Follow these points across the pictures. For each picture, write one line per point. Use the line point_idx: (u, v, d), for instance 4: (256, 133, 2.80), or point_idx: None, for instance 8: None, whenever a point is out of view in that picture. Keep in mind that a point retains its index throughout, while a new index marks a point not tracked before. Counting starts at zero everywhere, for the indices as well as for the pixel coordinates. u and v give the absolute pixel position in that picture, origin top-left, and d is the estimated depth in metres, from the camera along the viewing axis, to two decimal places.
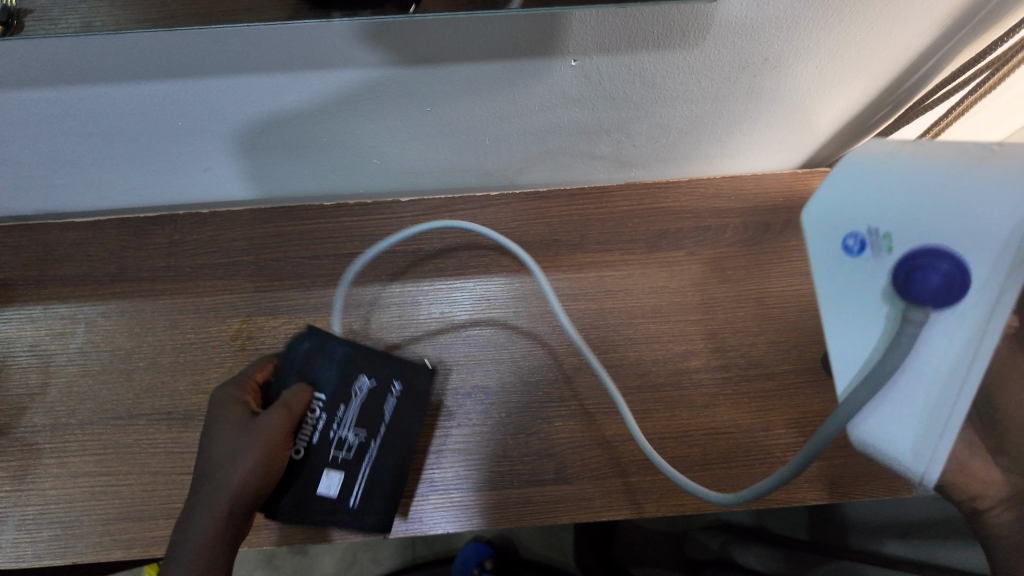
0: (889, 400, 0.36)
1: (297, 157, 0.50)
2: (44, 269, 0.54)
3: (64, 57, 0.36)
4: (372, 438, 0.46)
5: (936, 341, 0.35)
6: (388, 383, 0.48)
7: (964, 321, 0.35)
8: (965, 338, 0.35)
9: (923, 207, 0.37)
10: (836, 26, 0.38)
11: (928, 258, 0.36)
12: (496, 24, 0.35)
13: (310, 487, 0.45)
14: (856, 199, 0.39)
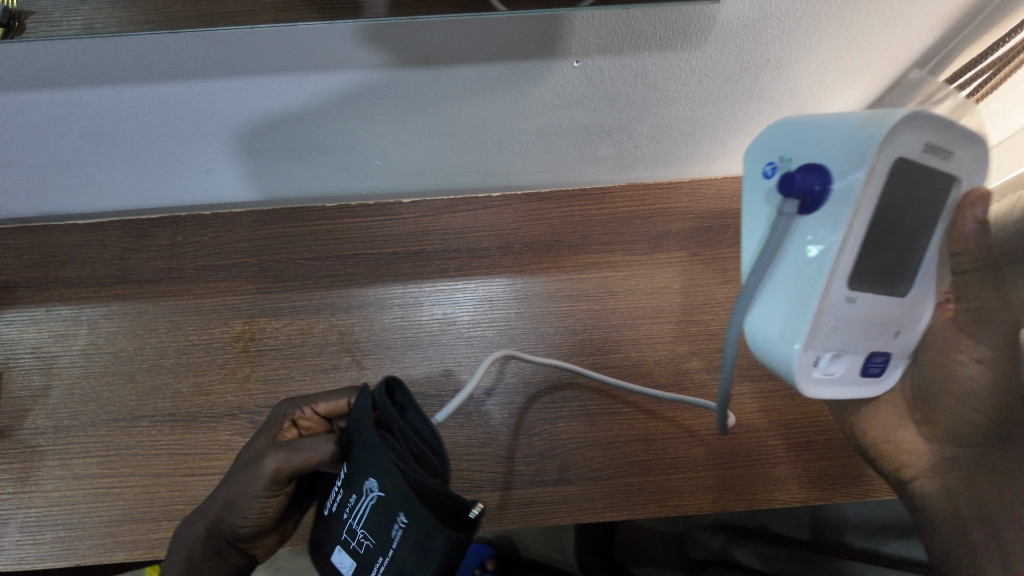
0: (762, 302, 0.35)
1: (299, 158, 0.50)
2: (47, 271, 0.54)
3: (64, 58, 0.36)
4: (380, 553, 0.34)
5: (798, 246, 0.33)
6: (399, 511, 0.34)
7: (823, 228, 0.32)
8: (812, 248, 0.32)
9: (815, 133, 0.34)
10: (837, 27, 0.38)
11: (802, 170, 0.33)
12: (497, 25, 0.36)
13: (328, 551, 0.38)
14: (782, 134, 0.36)
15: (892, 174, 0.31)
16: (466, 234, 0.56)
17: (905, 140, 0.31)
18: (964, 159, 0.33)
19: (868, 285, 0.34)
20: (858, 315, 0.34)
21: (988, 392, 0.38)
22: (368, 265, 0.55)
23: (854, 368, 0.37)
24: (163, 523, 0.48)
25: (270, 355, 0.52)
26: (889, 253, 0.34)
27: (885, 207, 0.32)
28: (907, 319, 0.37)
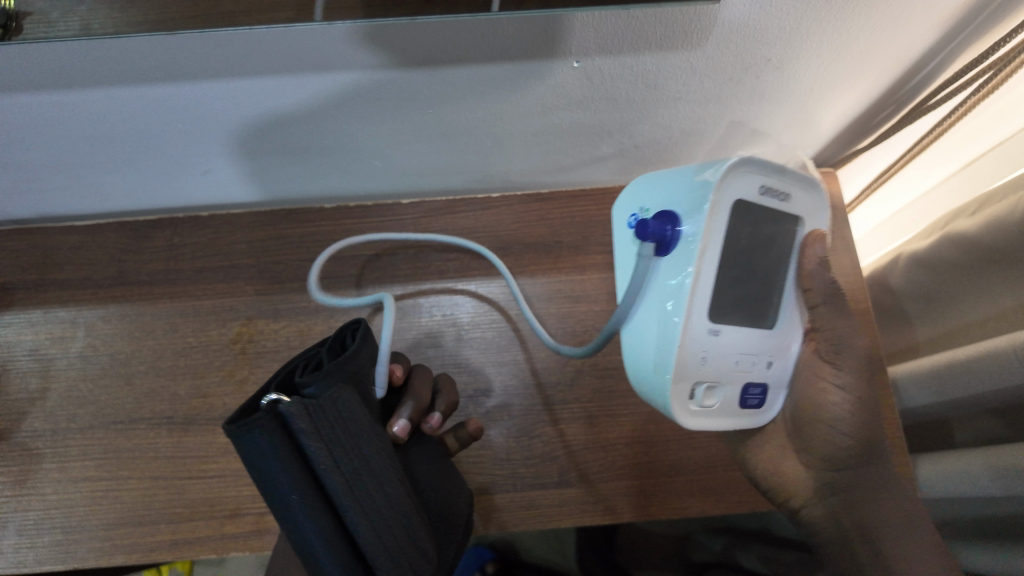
0: (638, 335, 0.41)
1: (297, 159, 0.50)
2: (44, 273, 0.53)
3: (63, 60, 0.36)
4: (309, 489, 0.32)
5: (661, 282, 0.40)
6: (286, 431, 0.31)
7: (678, 265, 0.38)
8: (669, 284, 0.39)
9: (674, 190, 0.41)
10: (839, 27, 0.38)
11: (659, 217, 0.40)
12: (499, 26, 0.35)
13: None
14: (656, 192, 0.43)
15: (733, 213, 0.38)
16: (465, 235, 0.56)
17: (739, 186, 0.38)
18: (799, 202, 0.42)
19: (735, 318, 0.40)
20: (726, 348, 0.40)
21: (849, 417, 0.46)
22: (367, 267, 0.54)
23: (733, 397, 0.42)
24: (163, 527, 0.48)
25: (268, 357, 0.52)
26: (750, 288, 0.41)
27: (733, 244, 0.39)
28: (776, 347, 0.43)
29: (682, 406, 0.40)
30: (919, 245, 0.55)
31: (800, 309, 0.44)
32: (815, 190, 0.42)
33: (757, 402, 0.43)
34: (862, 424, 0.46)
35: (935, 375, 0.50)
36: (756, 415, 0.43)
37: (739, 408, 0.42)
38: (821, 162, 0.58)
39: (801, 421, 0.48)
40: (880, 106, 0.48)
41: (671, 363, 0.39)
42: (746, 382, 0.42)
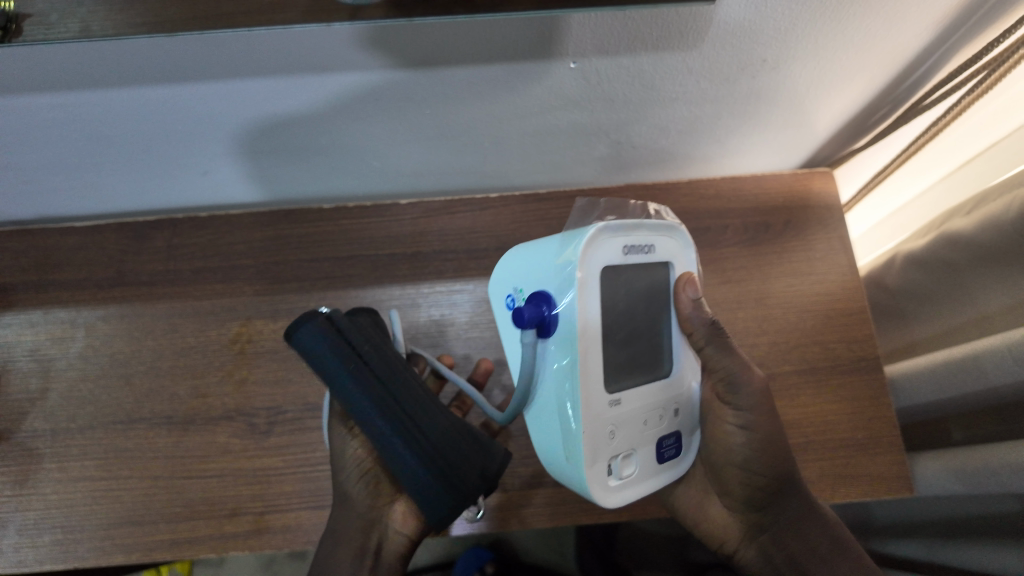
0: (546, 421, 0.40)
1: (296, 159, 0.50)
2: (42, 273, 0.53)
3: (64, 63, 0.36)
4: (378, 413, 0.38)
5: (552, 367, 0.39)
6: None
7: (565, 349, 0.37)
8: (563, 366, 0.38)
9: (538, 264, 0.40)
10: (835, 28, 0.38)
11: (533, 300, 0.38)
12: (496, 27, 0.35)
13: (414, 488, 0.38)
14: (520, 265, 0.42)
15: (604, 280, 0.38)
16: (464, 235, 0.55)
17: (604, 253, 0.38)
18: (664, 248, 0.42)
19: (631, 381, 0.40)
20: (629, 415, 0.40)
21: (755, 450, 0.45)
22: (366, 267, 0.54)
23: (649, 458, 0.42)
24: (162, 526, 0.48)
25: (267, 357, 0.52)
26: (637, 344, 0.41)
27: (609, 309, 0.39)
28: (679, 394, 0.43)
29: (608, 491, 0.39)
30: (916, 244, 0.55)
31: (687, 350, 0.45)
32: (676, 233, 0.43)
33: (674, 451, 0.43)
34: (768, 460, 0.45)
35: (931, 372, 0.50)
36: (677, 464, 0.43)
37: (658, 464, 0.42)
38: (818, 162, 0.58)
39: (714, 464, 0.48)
40: (877, 105, 0.48)
41: (590, 453, 0.38)
42: (656, 438, 0.42)
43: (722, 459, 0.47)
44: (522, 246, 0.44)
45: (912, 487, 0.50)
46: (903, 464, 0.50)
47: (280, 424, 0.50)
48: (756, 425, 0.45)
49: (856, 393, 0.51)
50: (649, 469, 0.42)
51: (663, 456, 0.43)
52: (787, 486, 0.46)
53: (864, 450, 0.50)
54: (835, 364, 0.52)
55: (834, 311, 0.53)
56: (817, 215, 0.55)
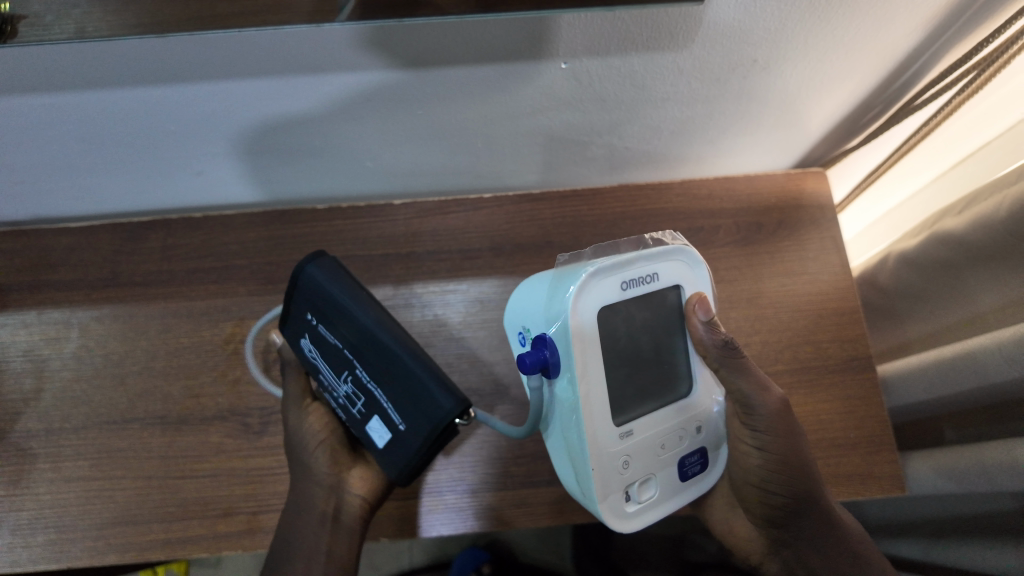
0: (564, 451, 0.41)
1: (289, 160, 0.50)
2: (37, 273, 0.53)
3: (57, 64, 0.36)
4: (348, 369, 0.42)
5: (562, 403, 0.39)
6: (306, 322, 0.43)
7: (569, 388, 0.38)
8: (569, 403, 0.39)
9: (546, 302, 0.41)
10: (824, 28, 0.38)
11: (538, 341, 0.39)
12: (487, 28, 0.36)
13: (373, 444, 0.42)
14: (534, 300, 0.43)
15: (603, 320, 0.38)
16: (457, 236, 0.55)
17: (599, 293, 0.38)
18: (670, 272, 0.41)
19: (645, 407, 0.41)
20: (642, 445, 0.40)
21: (772, 472, 0.44)
22: (359, 267, 0.55)
23: (669, 478, 0.42)
24: (156, 526, 0.48)
25: (260, 357, 0.52)
26: (647, 371, 0.41)
27: (612, 342, 0.39)
28: (697, 413, 0.43)
29: (625, 516, 0.40)
30: (907, 243, 0.55)
31: (705, 372, 0.44)
32: (683, 252, 0.41)
33: (699, 467, 0.43)
34: (787, 480, 0.44)
35: (922, 372, 0.50)
36: (702, 478, 0.44)
37: (682, 481, 0.43)
38: (811, 162, 0.58)
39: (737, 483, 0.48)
40: (868, 105, 0.48)
41: (603, 484, 0.39)
42: (677, 459, 0.42)
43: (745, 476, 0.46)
44: (538, 275, 0.45)
45: (904, 486, 0.50)
46: (896, 463, 0.50)
47: (273, 424, 0.50)
48: (776, 449, 0.43)
49: (848, 392, 0.51)
50: (669, 492, 0.42)
51: (687, 475, 0.43)
52: (809, 507, 0.45)
53: (857, 449, 0.50)
54: (827, 363, 0.52)
55: (827, 310, 0.53)
56: (810, 215, 0.55)
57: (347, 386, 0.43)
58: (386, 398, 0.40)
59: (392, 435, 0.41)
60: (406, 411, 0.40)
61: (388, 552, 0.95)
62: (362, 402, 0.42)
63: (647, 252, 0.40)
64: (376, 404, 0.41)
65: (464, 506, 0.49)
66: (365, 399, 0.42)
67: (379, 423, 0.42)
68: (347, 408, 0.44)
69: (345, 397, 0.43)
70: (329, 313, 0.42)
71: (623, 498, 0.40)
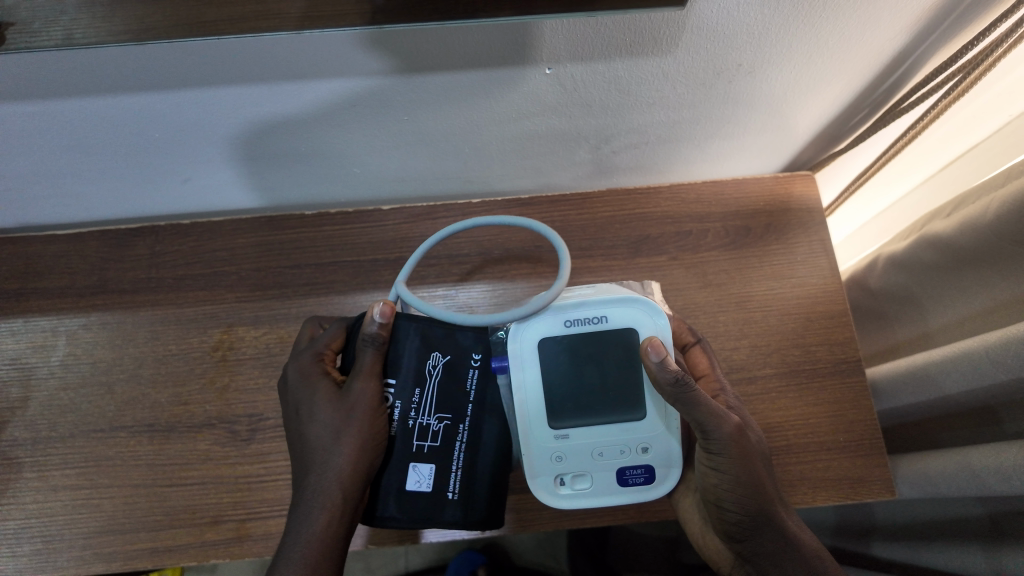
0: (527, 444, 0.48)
1: (276, 167, 0.50)
2: (25, 281, 0.53)
3: (40, 73, 0.36)
4: (457, 421, 0.45)
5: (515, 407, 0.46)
6: (466, 358, 0.45)
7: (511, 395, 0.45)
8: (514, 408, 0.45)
9: None
10: (806, 32, 0.38)
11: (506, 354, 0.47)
12: (468, 34, 0.36)
13: (401, 482, 0.44)
14: None
15: (543, 347, 0.44)
16: (447, 241, 0.55)
17: (540, 324, 0.44)
18: (623, 316, 0.44)
19: (588, 419, 0.44)
20: (578, 446, 0.44)
21: (734, 487, 0.43)
22: (347, 273, 0.54)
23: (607, 481, 0.45)
24: (143, 535, 0.48)
25: (248, 364, 0.51)
26: (597, 395, 0.44)
27: (555, 369, 0.44)
28: (646, 434, 0.45)
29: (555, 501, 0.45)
30: (896, 246, 0.55)
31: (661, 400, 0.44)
32: (640, 301, 0.44)
33: (641, 479, 0.45)
34: (747, 495, 0.43)
35: (911, 377, 0.50)
36: (648, 488, 0.45)
37: (622, 486, 0.45)
38: (800, 166, 0.57)
39: (703, 498, 0.46)
40: (854, 109, 0.48)
41: (532, 472, 0.44)
42: (616, 466, 0.45)
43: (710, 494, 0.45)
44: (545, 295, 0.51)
45: (894, 489, 0.50)
46: (885, 466, 0.50)
47: (261, 431, 0.50)
48: (731, 469, 0.42)
49: (839, 396, 0.51)
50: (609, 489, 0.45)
51: (629, 481, 0.45)
52: (765, 526, 0.43)
53: (845, 452, 0.50)
54: (816, 366, 0.52)
55: (816, 313, 0.53)
56: (798, 218, 0.55)
57: (436, 422, 0.44)
58: (461, 465, 0.44)
59: (436, 494, 0.44)
60: (468, 488, 0.44)
61: (384, 556, 0.95)
62: (437, 446, 0.44)
63: (594, 296, 0.44)
64: (449, 461, 0.44)
65: None
66: (440, 450, 0.44)
67: (430, 475, 0.44)
68: (409, 431, 0.44)
69: (422, 426, 0.44)
70: (486, 375, 0.45)
71: (552, 485, 0.45)
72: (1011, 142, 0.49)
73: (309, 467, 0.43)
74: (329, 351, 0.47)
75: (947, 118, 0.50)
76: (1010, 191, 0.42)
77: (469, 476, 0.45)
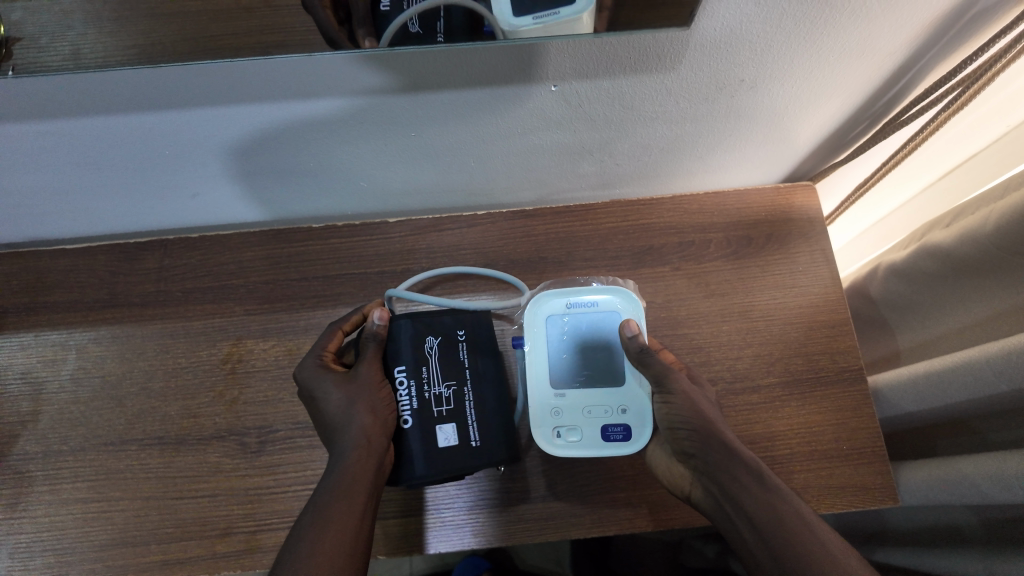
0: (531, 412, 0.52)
1: (282, 181, 0.51)
2: (34, 296, 0.54)
3: (53, 93, 0.37)
4: (463, 384, 0.47)
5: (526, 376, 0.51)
6: (454, 334, 0.48)
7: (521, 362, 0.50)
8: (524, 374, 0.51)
9: None
10: (808, 48, 0.39)
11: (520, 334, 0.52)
12: (476, 55, 0.36)
13: (430, 442, 0.45)
14: None
15: (548, 325, 0.49)
16: (452, 253, 0.56)
17: (547, 306, 0.50)
18: (609, 304, 0.50)
19: (582, 380, 0.49)
20: (570, 403, 0.48)
21: (686, 415, 0.45)
22: (354, 285, 0.55)
23: (594, 435, 0.48)
24: (154, 547, 0.48)
25: (257, 376, 0.52)
26: (590, 366, 0.50)
27: (555, 338, 0.50)
28: (625, 396, 0.49)
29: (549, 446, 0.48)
30: (897, 255, 0.56)
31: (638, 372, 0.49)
32: (618, 293, 0.50)
33: (620, 435, 0.48)
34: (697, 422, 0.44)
35: (912, 384, 0.50)
36: (626, 445, 0.48)
37: (603, 441, 0.48)
38: (800, 177, 0.58)
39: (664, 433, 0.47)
40: (855, 121, 0.49)
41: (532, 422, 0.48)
42: (600, 423, 0.48)
43: (671, 437, 0.46)
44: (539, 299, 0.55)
45: (897, 496, 0.50)
46: (888, 474, 0.50)
47: (271, 443, 0.50)
48: (682, 405, 0.45)
49: (843, 403, 0.52)
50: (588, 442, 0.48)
51: (608, 437, 0.48)
52: (712, 440, 0.44)
53: (849, 459, 0.50)
54: (819, 374, 0.52)
55: (818, 322, 0.54)
56: (799, 228, 0.56)
57: (446, 390, 0.46)
58: (477, 419, 0.46)
59: (463, 445, 0.45)
60: (489, 438, 0.46)
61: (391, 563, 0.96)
62: (450, 408, 0.46)
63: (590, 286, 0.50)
64: (464, 416, 0.46)
65: (457, 522, 0.49)
66: (454, 411, 0.46)
67: (455, 430, 0.46)
68: (425, 401, 0.46)
69: (436, 396, 0.46)
70: (474, 346, 0.48)
71: (549, 435, 0.48)
72: (1011, 149, 0.50)
73: (335, 441, 0.44)
74: (329, 351, 0.48)
75: (949, 127, 0.51)
76: (1009, 202, 0.43)
77: (485, 426, 0.46)
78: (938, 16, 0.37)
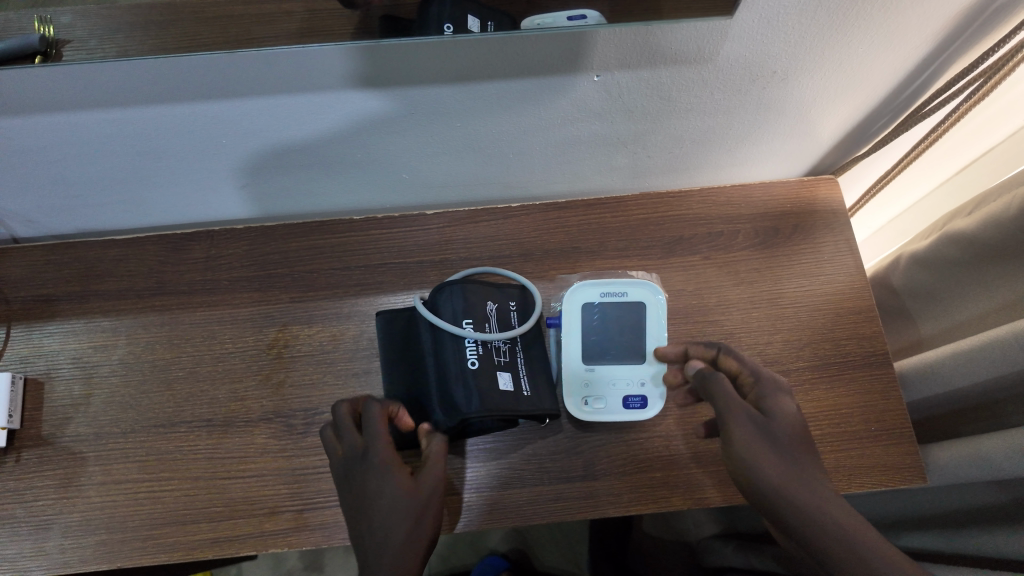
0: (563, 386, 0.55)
1: (328, 173, 0.53)
2: (85, 284, 0.56)
3: (123, 82, 0.39)
4: (516, 345, 0.51)
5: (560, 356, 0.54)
6: (506, 303, 0.51)
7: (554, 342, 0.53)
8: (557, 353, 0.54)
9: None
10: (839, 41, 0.41)
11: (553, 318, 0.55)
12: (526, 44, 0.39)
13: (494, 384, 0.47)
14: None
15: (581, 309, 0.53)
16: (487, 243, 0.58)
17: (581, 293, 0.52)
18: (636, 293, 0.53)
19: (609, 357, 0.52)
20: (598, 376, 0.51)
21: (759, 461, 0.41)
22: (395, 274, 0.57)
23: (619, 404, 0.51)
24: (204, 525, 0.49)
25: (303, 361, 0.54)
26: (618, 346, 0.52)
27: (590, 322, 0.53)
28: (646, 372, 0.52)
29: (579, 410, 0.51)
30: (920, 245, 0.58)
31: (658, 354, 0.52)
32: (646, 287, 0.53)
33: (639, 403, 0.51)
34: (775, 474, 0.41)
35: (939, 368, 0.51)
36: (644, 412, 0.51)
37: (623, 408, 0.51)
38: (822, 170, 0.60)
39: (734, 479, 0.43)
40: (879, 113, 0.51)
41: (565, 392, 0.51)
42: (622, 393, 0.51)
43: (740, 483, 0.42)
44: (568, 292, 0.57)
45: (926, 475, 0.51)
46: (917, 454, 0.51)
47: (318, 424, 0.52)
48: (745, 445, 0.42)
49: (871, 385, 0.53)
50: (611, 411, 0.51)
51: (626, 405, 0.51)
52: (778, 483, 0.40)
53: (878, 441, 0.52)
54: (847, 360, 0.54)
55: (845, 309, 0.55)
56: (823, 220, 0.58)
57: (504, 343, 0.50)
58: (528, 375, 0.50)
59: (518, 393, 0.48)
60: (538, 390, 0.49)
61: None
62: (507, 360, 0.49)
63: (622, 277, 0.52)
64: (517, 369, 0.49)
65: (501, 505, 0.49)
66: (510, 364, 0.49)
67: (510, 377, 0.48)
68: (486, 351, 0.48)
69: (494, 348, 0.49)
70: (524, 315, 0.52)
71: (578, 401, 0.51)
72: None
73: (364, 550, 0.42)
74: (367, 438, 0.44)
75: (969, 119, 0.53)
76: None
77: (534, 382, 0.50)
78: (962, 9, 0.40)
